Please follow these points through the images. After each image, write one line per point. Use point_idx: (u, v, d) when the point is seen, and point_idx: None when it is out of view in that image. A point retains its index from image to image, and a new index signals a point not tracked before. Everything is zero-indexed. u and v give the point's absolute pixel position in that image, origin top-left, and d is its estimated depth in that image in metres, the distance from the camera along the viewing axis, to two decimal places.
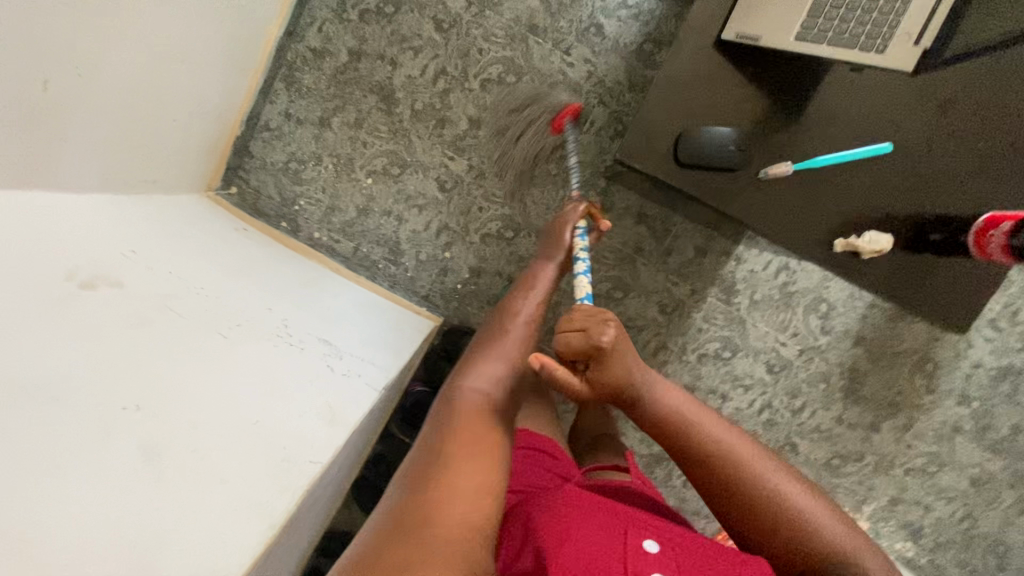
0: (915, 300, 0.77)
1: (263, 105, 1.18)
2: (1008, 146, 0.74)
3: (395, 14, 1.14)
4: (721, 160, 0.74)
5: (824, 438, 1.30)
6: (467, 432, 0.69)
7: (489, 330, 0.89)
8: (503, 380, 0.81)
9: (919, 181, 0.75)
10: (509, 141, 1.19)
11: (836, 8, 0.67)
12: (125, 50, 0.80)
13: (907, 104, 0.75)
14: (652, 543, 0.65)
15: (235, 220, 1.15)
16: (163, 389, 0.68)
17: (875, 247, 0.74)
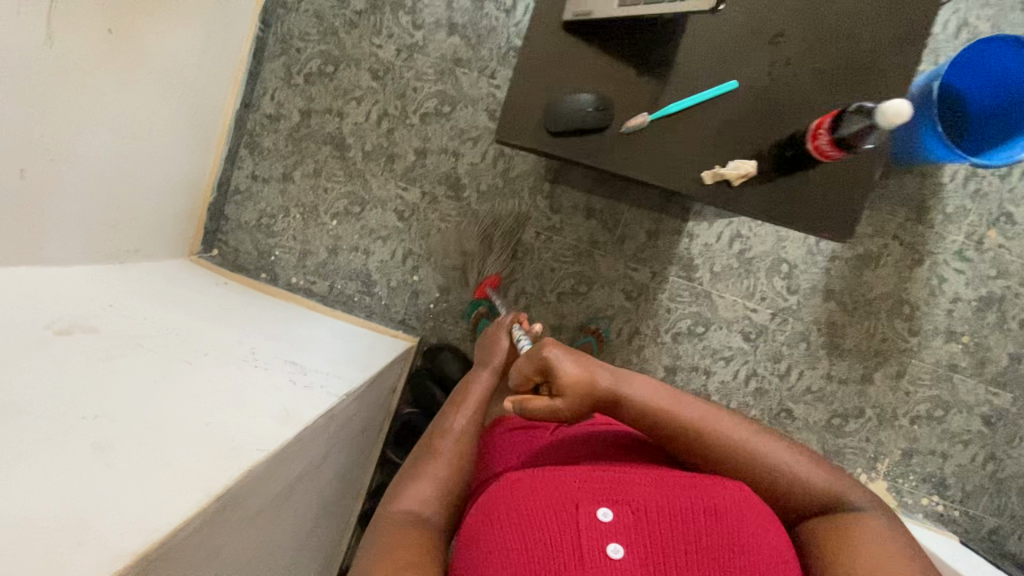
0: (785, 218, 0.72)
1: (231, 172, 1.31)
2: (873, 58, 0.71)
3: (336, 71, 1.27)
4: (585, 126, 0.71)
5: (818, 399, 1.28)
6: (399, 551, 0.60)
7: (423, 446, 0.76)
8: (434, 504, 0.69)
9: (792, 107, 0.72)
10: (455, 164, 1.28)
11: None
12: (94, 135, 0.93)
13: (783, 24, 0.73)
14: (607, 510, 0.57)
15: (216, 276, 1.26)
16: (121, 398, 0.66)
17: (739, 171, 0.70)
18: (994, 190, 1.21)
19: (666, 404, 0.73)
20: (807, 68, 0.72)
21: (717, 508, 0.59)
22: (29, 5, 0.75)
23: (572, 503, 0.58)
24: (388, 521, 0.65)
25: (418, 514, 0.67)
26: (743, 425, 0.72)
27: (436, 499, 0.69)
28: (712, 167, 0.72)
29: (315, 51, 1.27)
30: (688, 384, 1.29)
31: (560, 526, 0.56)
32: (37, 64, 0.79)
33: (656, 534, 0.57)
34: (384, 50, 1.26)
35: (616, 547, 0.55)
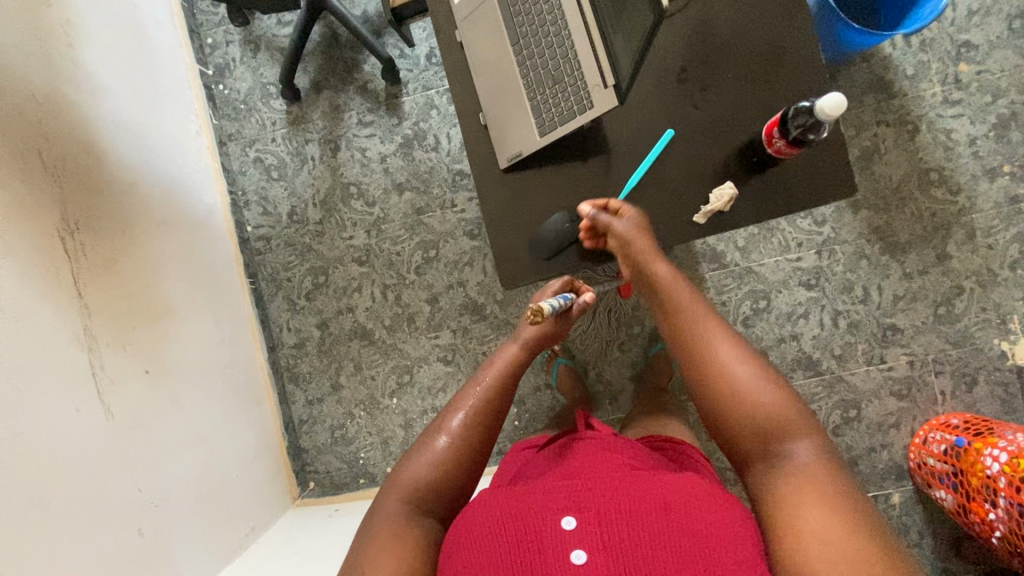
0: (793, 204, 0.75)
1: (290, 409, 1.38)
2: (770, 54, 0.76)
3: (327, 277, 1.36)
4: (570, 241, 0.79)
5: (912, 300, 1.23)
6: (388, 532, 0.61)
7: (431, 426, 0.71)
8: (436, 492, 0.66)
9: (722, 131, 0.77)
10: (465, 291, 1.33)
11: (547, 104, 0.81)
12: (177, 461, 1.00)
13: (686, 67, 0.78)
14: (570, 519, 0.56)
15: (326, 507, 1.30)
16: None
17: (723, 198, 0.74)
18: (938, 32, 1.21)
19: (687, 303, 0.69)
20: (737, 78, 0.76)
21: (671, 504, 0.57)
22: (85, 399, 0.85)
23: (537, 515, 0.57)
24: (386, 504, 0.64)
25: (417, 496, 0.65)
26: (771, 384, 0.62)
27: (437, 482, 0.66)
28: (700, 206, 0.76)
29: (303, 271, 1.37)
30: (786, 357, 1.25)
31: (524, 542, 0.55)
32: (106, 443, 0.87)
33: (619, 536, 0.54)
34: (356, 238, 1.35)
35: (580, 555, 0.53)
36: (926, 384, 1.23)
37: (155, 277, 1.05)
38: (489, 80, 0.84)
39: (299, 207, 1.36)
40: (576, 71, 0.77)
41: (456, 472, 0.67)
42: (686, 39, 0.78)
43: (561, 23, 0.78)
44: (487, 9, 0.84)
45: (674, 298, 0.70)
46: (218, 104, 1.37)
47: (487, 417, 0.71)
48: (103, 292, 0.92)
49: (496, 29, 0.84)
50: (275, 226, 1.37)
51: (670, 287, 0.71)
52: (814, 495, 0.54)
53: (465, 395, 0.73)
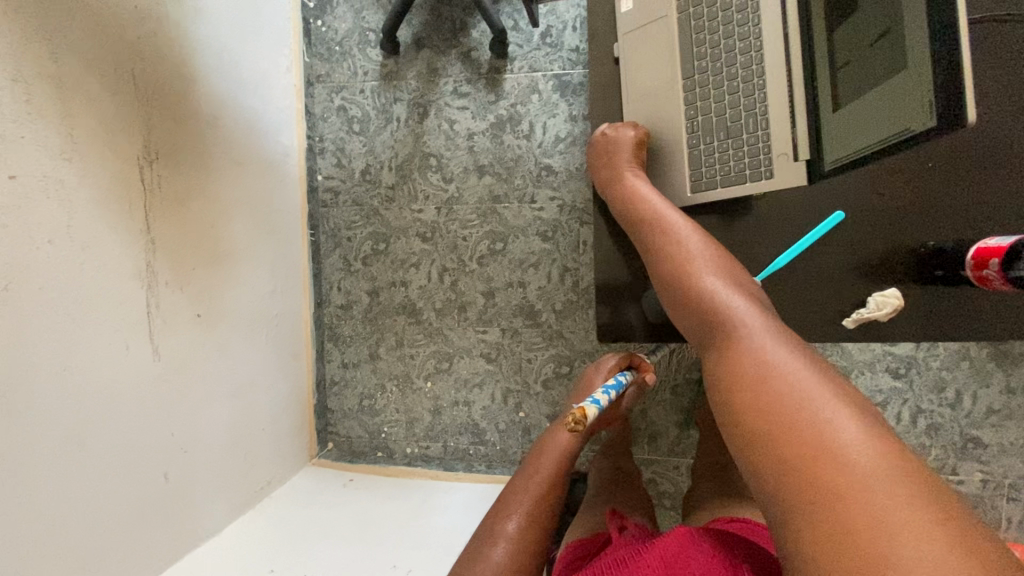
0: (954, 333, 0.73)
1: (323, 368, 1.36)
2: (969, 174, 0.72)
3: (387, 246, 1.31)
4: None
5: (1006, 418, 1.11)
6: None
7: (483, 534, 0.73)
8: None
9: (891, 231, 0.74)
10: (524, 292, 1.27)
11: (712, 155, 0.79)
12: (212, 408, 0.99)
13: (905, 172, 0.73)
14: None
15: (341, 473, 1.29)
16: None
17: (884, 308, 0.72)
18: None
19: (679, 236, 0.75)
20: (959, 211, 0.72)
21: (668, 564, 0.60)
22: (135, 338, 0.83)
23: None
24: None
25: None
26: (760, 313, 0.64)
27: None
28: (850, 309, 0.75)
29: (364, 234, 1.32)
30: None
31: None
32: (148, 385, 0.85)
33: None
34: (425, 212, 1.29)
35: None
36: (994, 507, 1.13)
37: (222, 217, 1.01)
38: (638, 114, 0.85)
39: (373, 167, 1.30)
40: (758, 130, 0.75)
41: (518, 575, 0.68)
42: (934, 145, 0.72)
43: (755, 67, 0.74)
44: (659, 27, 0.81)
45: (663, 230, 0.76)
46: (312, 40, 1.29)
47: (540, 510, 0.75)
48: (169, 228, 0.89)
49: (663, 54, 0.81)
50: (346, 181, 1.31)
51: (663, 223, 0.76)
52: (787, 383, 0.53)
53: (515, 503, 0.76)
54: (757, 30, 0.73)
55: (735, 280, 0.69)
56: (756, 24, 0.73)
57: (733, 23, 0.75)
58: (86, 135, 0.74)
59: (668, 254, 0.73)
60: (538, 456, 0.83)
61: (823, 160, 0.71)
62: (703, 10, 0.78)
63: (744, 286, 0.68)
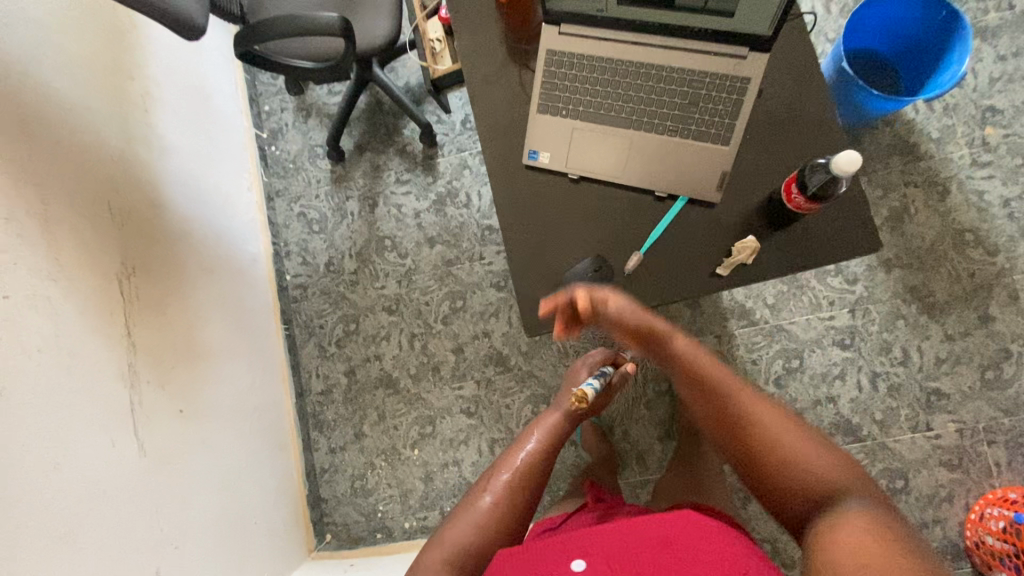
0: (809, 259, 0.73)
1: (312, 457, 1.38)
2: (819, 128, 0.76)
3: (357, 325, 1.40)
4: (587, 289, 0.73)
5: (956, 364, 1.17)
6: None
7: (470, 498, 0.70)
8: (476, 553, 0.64)
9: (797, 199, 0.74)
10: (490, 342, 1.35)
11: (670, 126, 0.74)
12: (198, 504, 1.00)
13: (778, 148, 0.76)
14: (580, 562, 0.55)
15: (341, 562, 1.26)
16: None
17: (746, 250, 0.71)
18: (960, 98, 1.24)
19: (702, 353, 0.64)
20: (827, 133, 0.76)
21: (669, 540, 0.56)
22: (120, 434, 0.88)
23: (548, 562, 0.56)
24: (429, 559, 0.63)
25: (461, 560, 0.63)
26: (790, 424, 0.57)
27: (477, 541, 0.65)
28: (721, 258, 0.74)
29: (335, 318, 1.42)
30: (822, 420, 1.19)
31: None
32: (134, 480, 0.88)
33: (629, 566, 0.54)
34: (387, 287, 1.40)
35: None
36: (979, 455, 1.14)
37: (196, 320, 1.11)
38: (618, 162, 0.76)
39: (335, 258, 1.44)
40: (704, 83, 0.72)
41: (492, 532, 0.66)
42: (783, 109, 0.77)
43: (632, 70, 0.74)
44: (579, 134, 0.76)
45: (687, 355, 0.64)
46: (269, 163, 1.49)
47: (530, 473, 0.72)
48: (146, 332, 0.97)
49: (586, 125, 0.76)
50: (312, 276, 1.44)
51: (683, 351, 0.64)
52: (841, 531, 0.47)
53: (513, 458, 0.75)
54: (601, 57, 0.74)
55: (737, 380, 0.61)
56: (624, 60, 0.74)
57: (608, 74, 0.75)
58: (69, 256, 0.85)
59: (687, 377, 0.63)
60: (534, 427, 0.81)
61: (757, 34, 0.68)
62: (580, 97, 0.76)
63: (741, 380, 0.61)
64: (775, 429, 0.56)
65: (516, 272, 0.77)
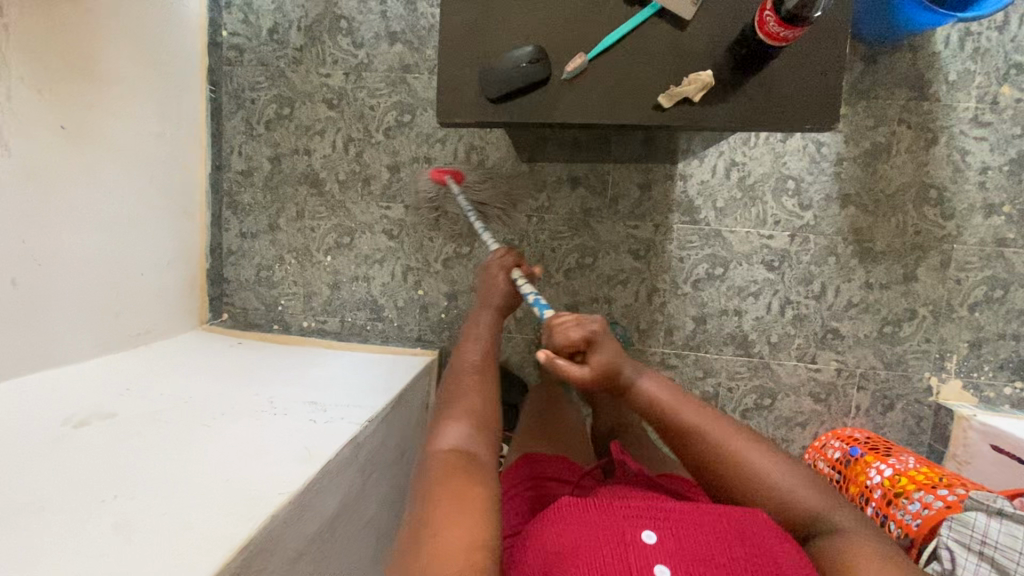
0: (762, 118, 0.66)
1: (221, 235, 1.33)
2: None
3: (292, 111, 1.28)
4: (519, 82, 0.67)
5: (863, 311, 1.20)
6: (456, 485, 0.55)
7: (450, 389, 0.72)
8: (475, 437, 0.63)
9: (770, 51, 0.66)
10: (429, 169, 1.26)
11: None
12: (73, 231, 0.94)
13: None
14: (649, 533, 0.53)
15: (231, 338, 1.27)
16: (126, 479, 0.64)
17: (695, 82, 0.65)
18: (995, 45, 1.12)
19: (672, 396, 0.67)
20: None
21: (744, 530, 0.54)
22: None
23: (613, 527, 0.54)
24: (433, 442, 0.63)
25: (464, 446, 0.62)
26: (759, 446, 0.63)
27: (476, 426, 0.65)
28: (669, 88, 0.67)
29: (269, 97, 1.28)
30: (722, 329, 1.23)
31: (603, 543, 0.51)
32: None
33: (704, 547, 0.52)
34: (332, 77, 1.26)
35: (663, 567, 0.49)
36: (846, 394, 1.22)
37: (95, 32, 0.96)
38: None
39: (282, 27, 1.27)
40: None
41: (490, 422, 0.67)
42: None
43: None
44: None
45: (659, 394, 0.67)
46: None
47: (490, 361, 0.79)
48: (26, 19, 0.83)
49: None
50: (252, 40, 1.28)
51: (653, 392, 0.67)
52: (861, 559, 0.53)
53: (466, 359, 0.79)
54: None
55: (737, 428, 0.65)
56: None
57: None
58: None
59: (665, 423, 0.66)
60: (473, 340, 0.84)
61: None
62: None
63: (734, 421, 0.66)
64: (762, 464, 0.62)
65: (444, 46, 0.71)
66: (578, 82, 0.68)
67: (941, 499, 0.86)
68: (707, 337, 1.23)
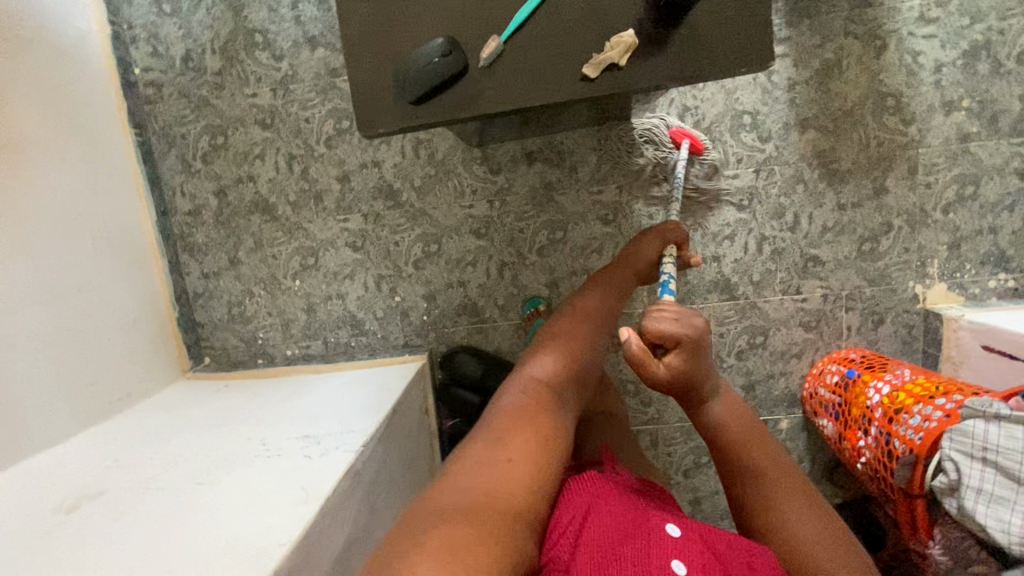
0: (697, 69, 0.63)
1: (183, 281, 1.28)
2: None
3: (226, 139, 1.22)
4: (433, 78, 0.64)
5: (839, 233, 1.19)
6: (533, 424, 0.59)
7: (565, 325, 0.76)
8: (564, 380, 0.68)
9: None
10: (380, 172, 1.22)
11: None
12: (23, 309, 0.90)
13: None
14: (674, 527, 0.58)
15: (216, 382, 1.24)
16: (122, 561, 0.62)
17: (617, 46, 0.62)
18: None
19: (746, 428, 0.74)
20: None
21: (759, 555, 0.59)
22: None
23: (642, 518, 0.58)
24: (535, 365, 0.68)
25: (554, 387, 0.66)
26: (817, 507, 0.65)
27: (569, 372, 0.69)
28: (592, 56, 0.64)
29: (199, 129, 1.22)
30: (703, 278, 1.21)
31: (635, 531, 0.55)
32: None
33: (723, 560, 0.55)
34: (260, 96, 1.20)
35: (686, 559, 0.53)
36: (835, 318, 1.22)
37: None
38: None
39: (194, 53, 1.20)
40: None
41: (582, 374, 0.71)
42: None
43: None
44: None
45: (733, 421, 0.75)
46: None
47: (608, 316, 0.81)
48: None
49: None
50: (167, 72, 1.21)
51: (726, 419, 0.75)
52: None
53: (591, 304, 0.81)
54: None
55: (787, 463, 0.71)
56: None
57: None
58: None
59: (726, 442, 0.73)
60: (603, 287, 0.86)
61: None
62: None
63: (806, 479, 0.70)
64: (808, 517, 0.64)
65: (350, 55, 0.68)
66: (495, 68, 0.65)
67: (939, 408, 0.86)
68: (690, 288, 1.22)
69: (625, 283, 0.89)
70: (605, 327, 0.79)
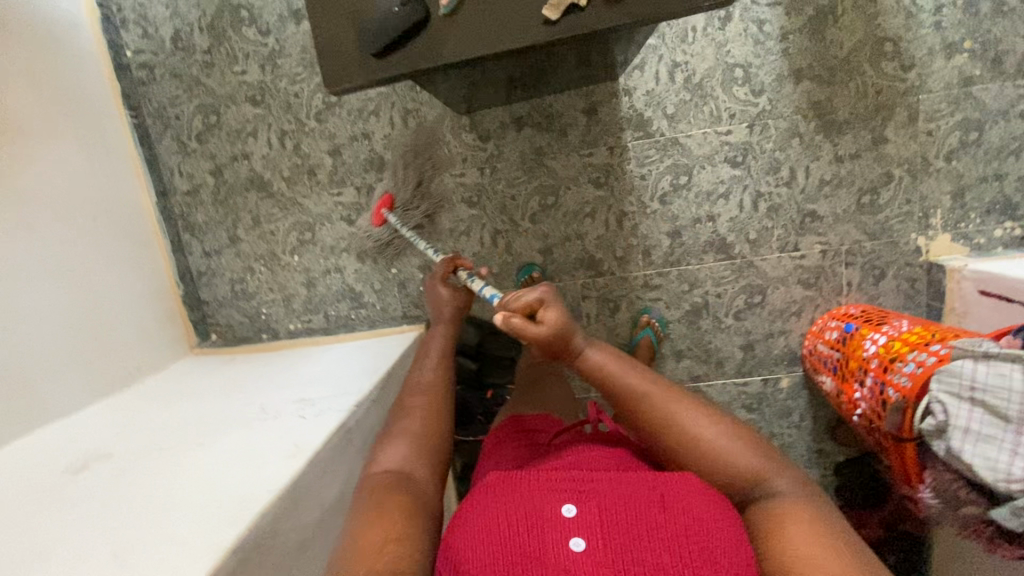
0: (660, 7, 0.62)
1: (186, 260, 1.32)
2: None
3: (219, 117, 1.24)
4: (394, 31, 0.66)
5: (837, 187, 1.16)
6: (390, 497, 0.60)
7: (396, 414, 0.76)
8: (412, 459, 0.67)
9: None
10: (370, 144, 1.22)
11: None
12: (31, 284, 0.94)
13: None
14: (569, 505, 0.55)
15: (223, 356, 1.28)
16: (122, 511, 0.66)
17: None
18: None
19: (622, 366, 0.73)
20: None
21: (667, 499, 0.55)
22: None
23: (533, 498, 0.56)
24: (380, 456, 0.67)
25: (400, 465, 0.66)
26: (704, 414, 0.68)
27: (414, 451, 0.69)
28: None
29: (192, 108, 1.24)
30: (699, 238, 1.20)
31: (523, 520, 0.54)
32: None
33: (619, 533, 0.52)
34: (249, 73, 1.21)
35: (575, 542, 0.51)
36: (835, 274, 1.20)
37: None
38: None
39: (183, 32, 1.21)
40: None
41: (432, 440, 0.72)
42: None
43: None
44: None
45: (610, 364, 0.73)
46: None
47: (439, 380, 0.83)
48: None
49: None
50: (159, 53, 1.23)
51: (604, 363, 0.73)
52: (792, 520, 0.56)
53: (415, 381, 0.82)
54: None
55: (659, 381, 0.71)
56: None
57: None
58: None
59: (613, 390, 0.71)
60: (424, 359, 0.88)
61: None
62: None
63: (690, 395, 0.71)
64: (704, 431, 0.66)
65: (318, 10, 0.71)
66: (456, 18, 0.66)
67: (933, 354, 0.85)
68: (685, 249, 1.21)
69: (442, 343, 0.93)
70: (442, 390, 0.81)
